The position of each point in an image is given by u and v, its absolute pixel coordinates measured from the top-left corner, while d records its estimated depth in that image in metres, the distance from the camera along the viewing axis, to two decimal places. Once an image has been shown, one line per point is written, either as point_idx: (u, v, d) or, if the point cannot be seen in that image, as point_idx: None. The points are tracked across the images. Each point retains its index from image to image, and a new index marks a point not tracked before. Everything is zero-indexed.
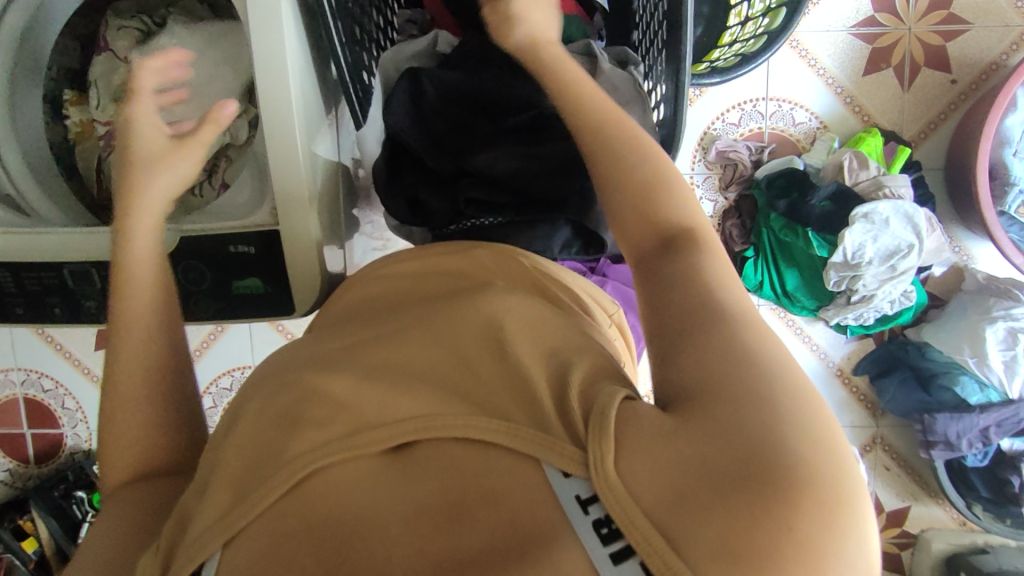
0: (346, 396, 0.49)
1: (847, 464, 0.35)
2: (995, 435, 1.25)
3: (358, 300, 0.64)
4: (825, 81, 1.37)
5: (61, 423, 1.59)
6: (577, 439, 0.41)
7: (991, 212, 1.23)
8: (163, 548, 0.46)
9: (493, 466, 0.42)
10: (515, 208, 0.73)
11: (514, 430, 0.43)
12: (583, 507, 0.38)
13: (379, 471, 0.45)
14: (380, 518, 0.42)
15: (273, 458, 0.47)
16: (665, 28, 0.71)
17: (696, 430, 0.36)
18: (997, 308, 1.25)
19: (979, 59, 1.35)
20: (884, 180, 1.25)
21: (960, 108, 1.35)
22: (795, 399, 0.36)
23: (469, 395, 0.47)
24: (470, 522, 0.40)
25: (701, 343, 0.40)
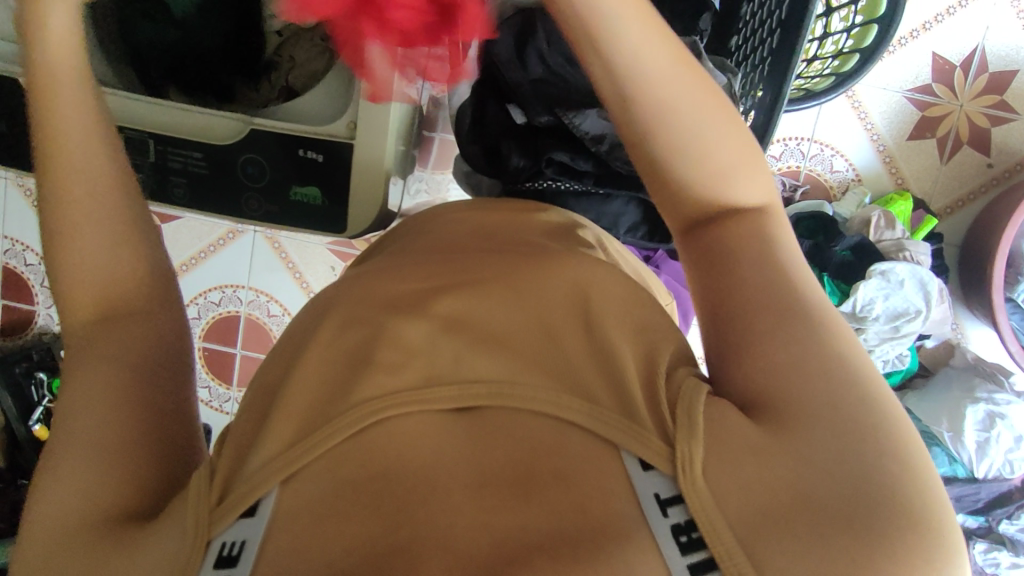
0: (419, 341, 0.51)
1: (924, 510, 0.40)
2: (952, 508, 1.30)
3: (428, 245, 0.63)
4: (870, 136, 1.39)
5: (36, 301, 1.55)
6: (663, 433, 0.44)
7: (999, 296, 1.26)
8: (217, 483, 0.45)
9: (568, 451, 0.44)
10: (596, 178, 0.72)
11: (596, 414, 0.45)
12: (662, 507, 0.41)
13: (450, 430, 0.46)
14: (445, 478, 0.43)
15: (340, 398, 0.48)
16: (776, 37, 0.71)
17: (780, 459, 0.41)
18: (981, 390, 1.30)
19: (1018, 150, 1.38)
20: (906, 244, 1.28)
21: (989, 192, 1.39)
22: (878, 445, 0.41)
23: (547, 368, 0.49)
24: (541, 496, 0.41)
25: (779, 362, 0.45)
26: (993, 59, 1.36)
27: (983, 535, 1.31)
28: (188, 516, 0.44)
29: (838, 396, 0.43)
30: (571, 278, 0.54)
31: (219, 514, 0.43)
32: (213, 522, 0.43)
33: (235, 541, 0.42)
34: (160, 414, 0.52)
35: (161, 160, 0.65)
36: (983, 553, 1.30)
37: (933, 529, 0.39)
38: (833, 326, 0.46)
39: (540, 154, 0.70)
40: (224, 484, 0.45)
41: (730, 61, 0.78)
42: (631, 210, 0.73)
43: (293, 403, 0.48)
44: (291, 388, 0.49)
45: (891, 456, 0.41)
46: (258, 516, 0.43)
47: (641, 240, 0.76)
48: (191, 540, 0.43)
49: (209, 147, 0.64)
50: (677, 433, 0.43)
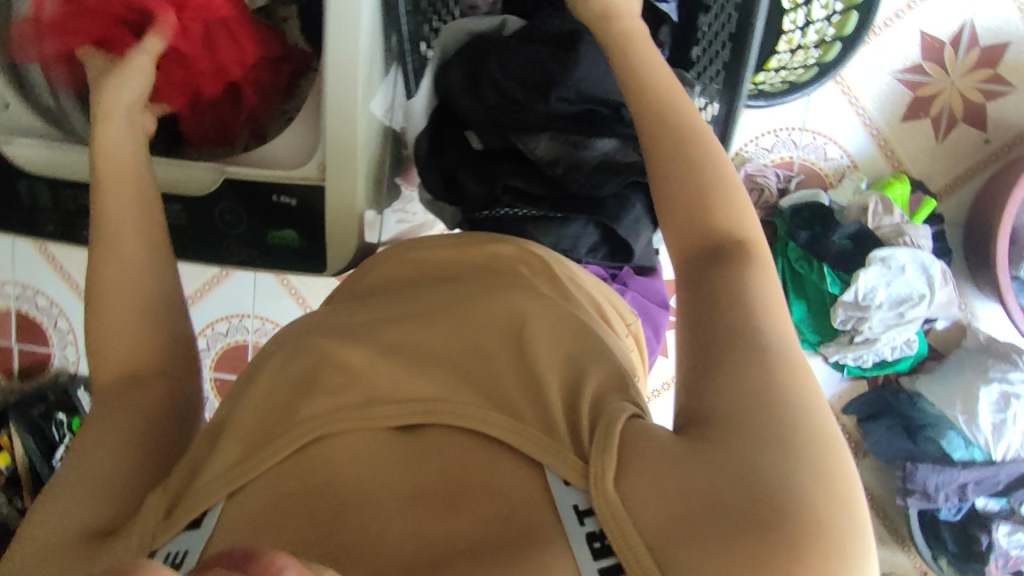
0: (360, 366, 0.51)
1: (844, 521, 0.37)
2: (972, 492, 1.28)
3: (390, 278, 0.63)
4: (862, 121, 1.37)
5: (51, 343, 1.58)
6: (579, 448, 0.44)
7: (1005, 275, 1.24)
8: (170, 492, 0.47)
9: (493, 463, 0.46)
10: (553, 202, 0.70)
11: (521, 432, 0.46)
12: (578, 517, 0.41)
13: (387, 450, 0.47)
14: (379, 492, 0.45)
15: (285, 418, 0.49)
16: (726, 48, 0.72)
17: (697, 464, 0.39)
18: (994, 369, 1.28)
19: (1015, 123, 1.36)
20: (906, 229, 1.27)
21: (988, 169, 1.36)
22: (805, 450, 0.38)
23: (480, 385, 0.50)
24: (465, 506, 0.44)
25: (717, 373, 0.42)
26: (983, 33, 1.33)
27: (1007, 517, 1.30)
28: (134, 534, 0.45)
29: (774, 405, 0.40)
30: (513, 303, 0.54)
31: (166, 524, 0.45)
32: (158, 533, 0.45)
33: (176, 551, 0.44)
34: (128, 441, 0.54)
35: None
36: (1009, 535, 1.29)
37: (852, 542, 0.36)
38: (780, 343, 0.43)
39: (496, 181, 0.69)
40: (174, 499, 0.47)
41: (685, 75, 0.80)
42: (593, 229, 0.71)
43: (240, 421, 0.50)
44: (242, 403, 0.51)
45: (817, 461, 0.38)
46: (202, 527, 0.45)
47: (603, 261, 0.75)
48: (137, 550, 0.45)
49: (188, 200, 0.66)
50: (591, 448, 0.43)
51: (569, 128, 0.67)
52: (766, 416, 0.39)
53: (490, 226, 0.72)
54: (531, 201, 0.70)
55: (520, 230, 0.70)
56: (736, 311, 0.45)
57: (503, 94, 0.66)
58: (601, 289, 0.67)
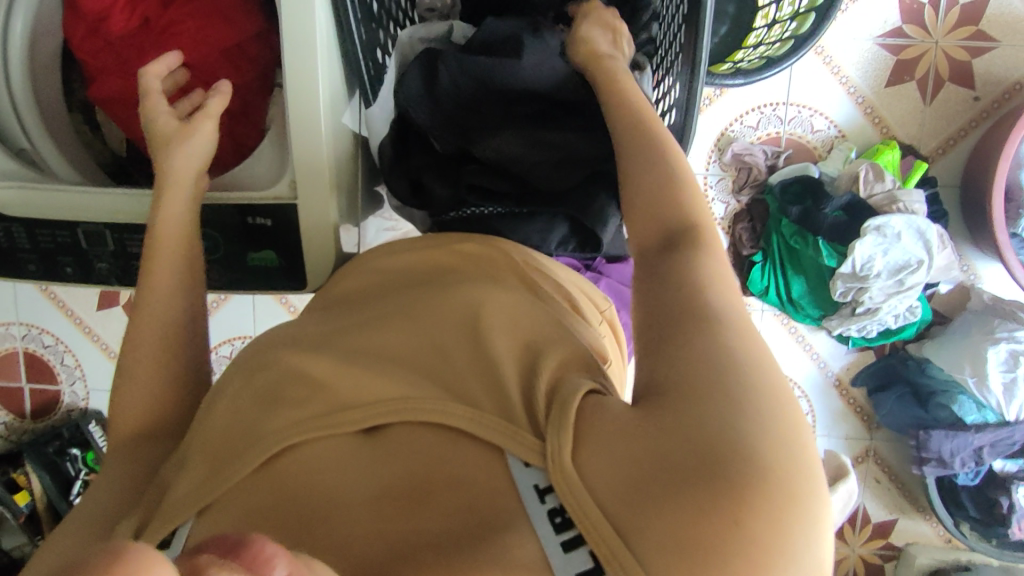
0: (325, 375, 0.49)
1: (803, 466, 0.36)
2: (988, 455, 1.26)
3: (364, 283, 0.62)
4: (847, 90, 1.36)
5: (59, 380, 1.60)
6: (538, 430, 0.43)
7: (1003, 233, 1.22)
8: (137, 520, 0.46)
9: (458, 454, 0.44)
10: (519, 197, 0.70)
11: (479, 420, 0.44)
12: (539, 496, 0.40)
13: (353, 451, 0.46)
14: (345, 494, 0.44)
15: (250, 433, 0.47)
16: (683, 29, 0.69)
17: (652, 431, 0.39)
18: (1001, 330, 1.25)
19: (1003, 78, 1.34)
20: (899, 195, 1.25)
21: (980, 126, 1.34)
22: (748, 397, 0.38)
23: (443, 381, 0.48)
24: (433, 500, 0.42)
25: (670, 344, 0.42)
26: None
27: None
28: None
29: (727, 364, 0.39)
30: (472, 299, 0.52)
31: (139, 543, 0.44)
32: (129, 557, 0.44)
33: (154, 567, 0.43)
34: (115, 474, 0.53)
35: (121, 247, 0.67)
36: None
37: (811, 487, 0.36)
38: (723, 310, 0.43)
39: (461, 182, 0.70)
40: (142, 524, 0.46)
41: (651, 61, 0.77)
42: (564, 221, 0.71)
43: (205, 441, 0.49)
44: (207, 423, 0.50)
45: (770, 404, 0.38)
46: (173, 546, 0.43)
47: (574, 253, 0.75)
48: None
49: None
50: (548, 430, 0.41)
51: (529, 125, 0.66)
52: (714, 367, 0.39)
53: (457, 227, 0.73)
54: (495, 197, 0.70)
55: (486, 229, 0.72)
56: (680, 279, 0.45)
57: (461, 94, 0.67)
58: (573, 279, 0.66)
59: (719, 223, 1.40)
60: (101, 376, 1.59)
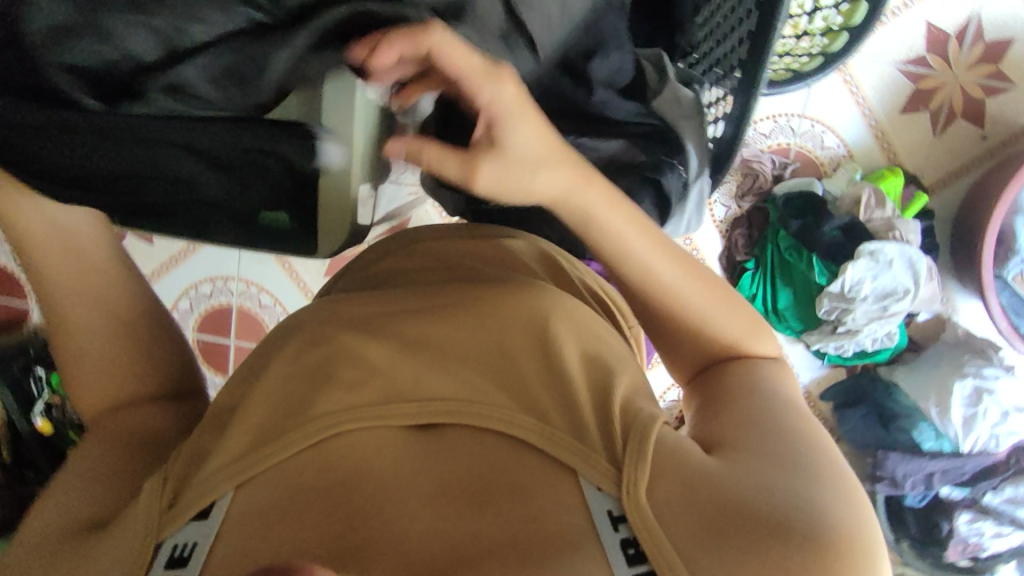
0: (383, 362, 0.51)
1: (870, 542, 0.42)
2: (938, 481, 1.31)
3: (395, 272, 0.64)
4: (862, 110, 1.36)
5: (26, 297, 1.56)
6: (612, 457, 0.45)
7: (987, 273, 1.25)
8: (171, 483, 0.46)
9: (520, 465, 0.46)
10: None
11: (550, 436, 0.46)
12: (612, 523, 0.43)
13: (409, 446, 0.47)
14: (400, 490, 0.45)
15: (301, 409, 0.48)
16: (743, 45, 0.69)
17: (731, 485, 0.44)
18: (970, 365, 1.32)
19: (1012, 120, 1.35)
20: (896, 223, 1.27)
21: (982, 165, 1.37)
22: (810, 466, 0.45)
23: (506, 385, 0.50)
24: (494, 508, 0.44)
25: (739, 417, 0.51)
26: (988, 27, 1.32)
27: (968, 506, 1.34)
28: (139, 522, 0.45)
29: (790, 441, 0.47)
30: (534, 309, 0.54)
31: (172, 514, 0.44)
32: (163, 526, 0.44)
33: (186, 543, 0.43)
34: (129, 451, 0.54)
35: None
36: (968, 523, 1.33)
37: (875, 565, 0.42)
38: (802, 416, 0.50)
39: None
40: (177, 486, 0.46)
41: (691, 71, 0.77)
42: None
43: (250, 410, 0.49)
44: (250, 393, 0.50)
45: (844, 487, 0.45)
46: (211, 520, 0.44)
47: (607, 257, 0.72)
48: (141, 543, 0.44)
49: None
50: (624, 459, 0.45)
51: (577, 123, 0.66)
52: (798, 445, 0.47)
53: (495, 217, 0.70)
54: None
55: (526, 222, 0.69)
56: (749, 398, 0.53)
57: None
58: (598, 284, 0.67)
59: (718, 226, 1.40)
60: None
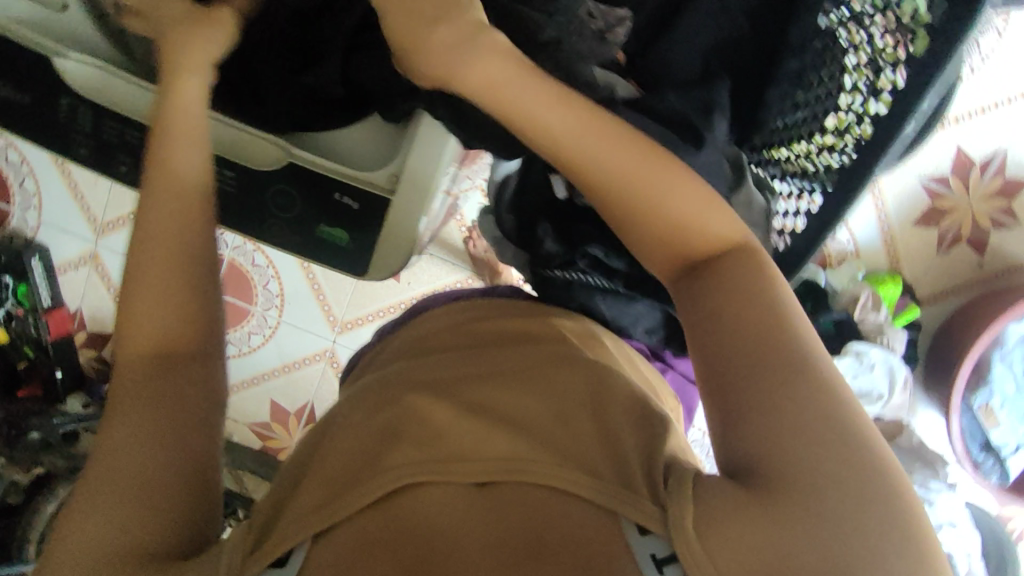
0: (442, 423, 0.54)
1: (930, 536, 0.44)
2: None
3: (459, 336, 0.68)
4: (878, 213, 1.42)
5: (13, 201, 1.51)
6: (655, 497, 0.47)
7: (958, 397, 1.29)
8: (256, 530, 0.51)
9: (570, 515, 0.47)
10: (627, 279, 0.68)
11: (600, 488, 0.48)
12: (658, 566, 0.44)
13: (466, 498, 0.49)
14: (461, 543, 0.46)
15: (370, 465, 0.52)
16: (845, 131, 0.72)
17: (763, 508, 0.43)
18: (919, 475, 1.38)
19: (1013, 256, 1.41)
20: (886, 329, 1.33)
21: (973, 290, 1.43)
22: (847, 446, 0.44)
23: (557, 444, 0.51)
24: (550, 559, 0.44)
25: (760, 414, 0.47)
26: (1013, 165, 1.37)
27: None
28: (224, 558, 0.49)
29: (811, 420, 0.45)
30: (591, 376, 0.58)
31: (252, 560, 0.48)
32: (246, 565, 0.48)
33: None
34: (188, 466, 0.54)
35: None
36: None
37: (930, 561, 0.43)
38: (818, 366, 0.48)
39: (577, 246, 0.67)
40: (260, 534, 0.51)
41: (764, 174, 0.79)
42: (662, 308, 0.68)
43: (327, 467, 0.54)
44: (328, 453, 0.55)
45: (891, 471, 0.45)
46: (288, 567, 0.48)
47: (655, 343, 0.72)
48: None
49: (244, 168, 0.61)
50: (668, 500, 0.46)
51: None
52: (826, 441, 0.45)
53: (558, 286, 0.71)
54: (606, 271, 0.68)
55: (586, 297, 0.69)
56: (753, 315, 0.51)
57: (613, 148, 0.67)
58: (637, 358, 0.70)
59: None
60: (70, 233, 1.51)
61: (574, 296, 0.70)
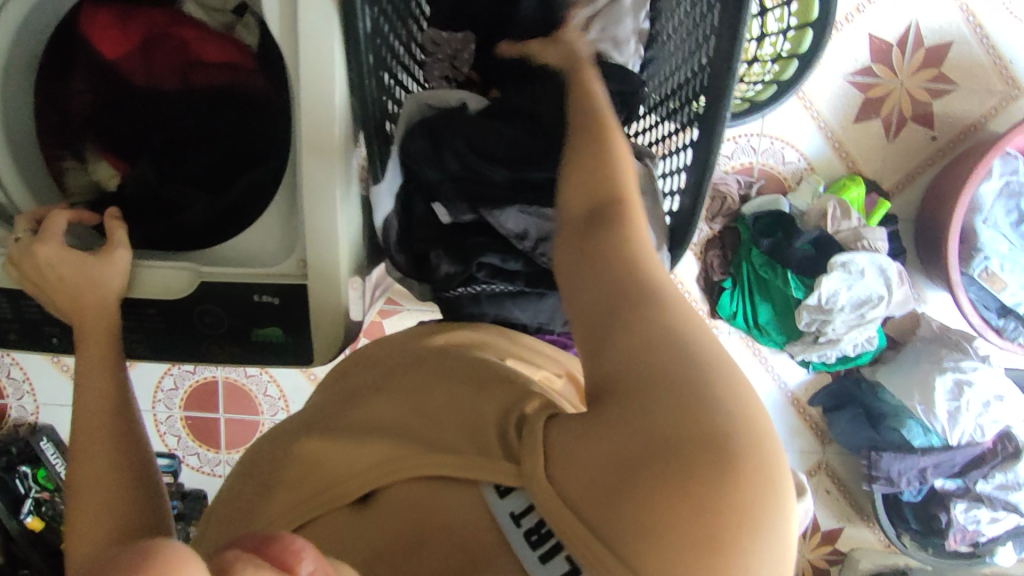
0: (331, 452, 0.57)
1: (779, 470, 0.40)
2: (932, 475, 1.35)
3: (373, 357, 0.69)
4: (818, 124, 1.41)
5: (6, 393, 1.53)
6: (511, 456, 0.48)
7: (955, 272, 1.27)
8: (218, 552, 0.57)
9: (444, 495, 0.50)
10: (526, 277, 0.72)
11: (458, 461, 0.50)
12: (516, 521, 0.46)
13: (366, 511, 0.54)
14: (353, 552, 0.52)
15: (262, 503, 0.59)
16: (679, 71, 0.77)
17: (645, 447, 0.41)
18: (948, 359, 1.34)
19: (959, 119, 1.40)
20: (863, 232, 1.31)
21: (935, 165, 1.42)
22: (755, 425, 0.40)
23: (423, 435, 0.54)
24: (424, 552, 0.50)
25: (651, 385, 0.42)
26: (928, 33, 1.37)
27: (962, 495, 1.38)
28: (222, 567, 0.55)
29: (699, 380, 0.41)
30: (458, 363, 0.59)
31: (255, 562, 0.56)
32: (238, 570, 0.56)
33: None
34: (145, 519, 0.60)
35: None
36: (965, 511, 1.37)
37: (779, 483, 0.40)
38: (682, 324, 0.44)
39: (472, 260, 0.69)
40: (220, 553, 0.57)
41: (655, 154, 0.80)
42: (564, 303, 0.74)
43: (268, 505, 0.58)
44: (255, 484, 0.61)
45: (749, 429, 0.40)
46: None
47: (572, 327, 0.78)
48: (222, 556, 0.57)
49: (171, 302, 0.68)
50: (524, 454, 0.46)
51: (536, 199, 0.68)
52: (722, 445, 0.39)
53: (464, 302, 0.72)
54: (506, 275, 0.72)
55: (495, 304, 0.72)
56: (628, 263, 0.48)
57: (466, 167, 0.67)
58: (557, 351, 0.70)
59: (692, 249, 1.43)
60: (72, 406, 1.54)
61: (484, 306, 0.72)
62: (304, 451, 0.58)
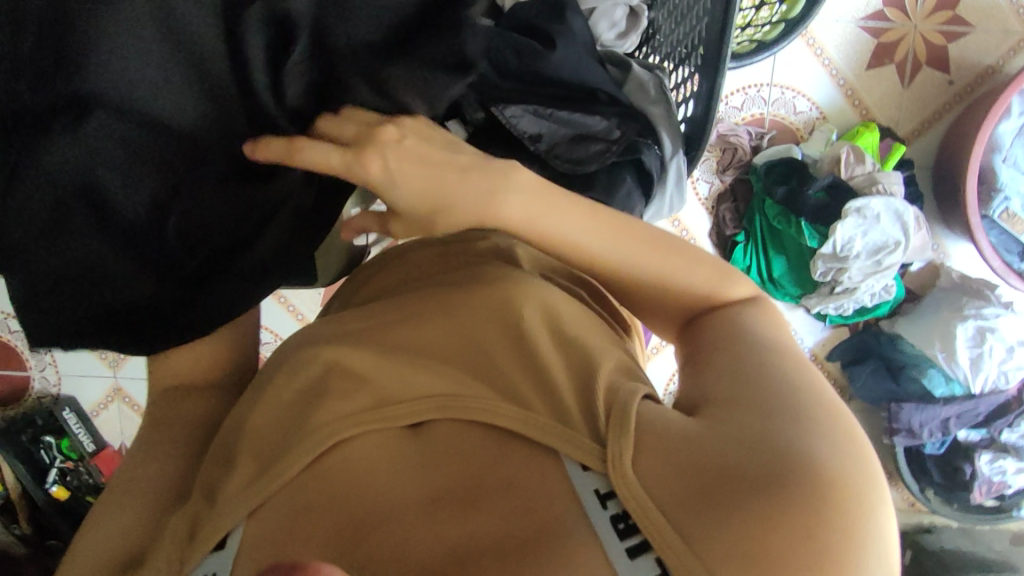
0: (366, 368, 0.52)
1: (870, 492, 0.41)
2: (955, 425, 1.32)
3: (378, 289, 0.66)
4: (829, 72, 1.38)
5: (28, 366, 1.42)
6: (595, 434, 0.46)
7: (976, 216, 1.24)
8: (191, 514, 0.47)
9: (510, 456, 0.47)
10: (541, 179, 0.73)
11: (532, 423, 0.47)
12: (601, 501, 0.43)
13: (404, 448, 0.49)
14: (398, 502, 0.46)
15: (298, 428, 0.49)
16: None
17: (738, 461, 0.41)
18: (969, 307, 1.31)
19: (976, 62, 1.37)
20: (878, 177, 1.28)
21: (954, 109, 1.38)
22: (851, 449, 0.42)
23: (483, 376, 0.51)
24: (487, 506, 0.44)
25: (752, 407, 0.45)
26: None
27: (987, 446, 1.36)
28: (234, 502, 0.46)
29: (802, 407, 0.44)
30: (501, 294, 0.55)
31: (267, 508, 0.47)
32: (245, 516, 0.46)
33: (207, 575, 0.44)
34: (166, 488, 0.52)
35: None
36: (990, 463, 1.34)
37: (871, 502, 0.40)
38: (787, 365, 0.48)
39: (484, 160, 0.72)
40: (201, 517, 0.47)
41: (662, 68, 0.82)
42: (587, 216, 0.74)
43: (262, 431, 0.50)
44: (251, 415, 0.51)
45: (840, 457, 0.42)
46: (228, 548, 0.45)
47: None
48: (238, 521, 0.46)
49: None
50: (607, 433, 0.45)
51: (549, 103, 0.71)
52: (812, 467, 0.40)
53: None
54: None
55: None
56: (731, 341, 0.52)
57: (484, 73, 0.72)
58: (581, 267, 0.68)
59: (702, 202, 1.42)
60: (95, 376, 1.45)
61: None
62: (326, 375, 0.52)
